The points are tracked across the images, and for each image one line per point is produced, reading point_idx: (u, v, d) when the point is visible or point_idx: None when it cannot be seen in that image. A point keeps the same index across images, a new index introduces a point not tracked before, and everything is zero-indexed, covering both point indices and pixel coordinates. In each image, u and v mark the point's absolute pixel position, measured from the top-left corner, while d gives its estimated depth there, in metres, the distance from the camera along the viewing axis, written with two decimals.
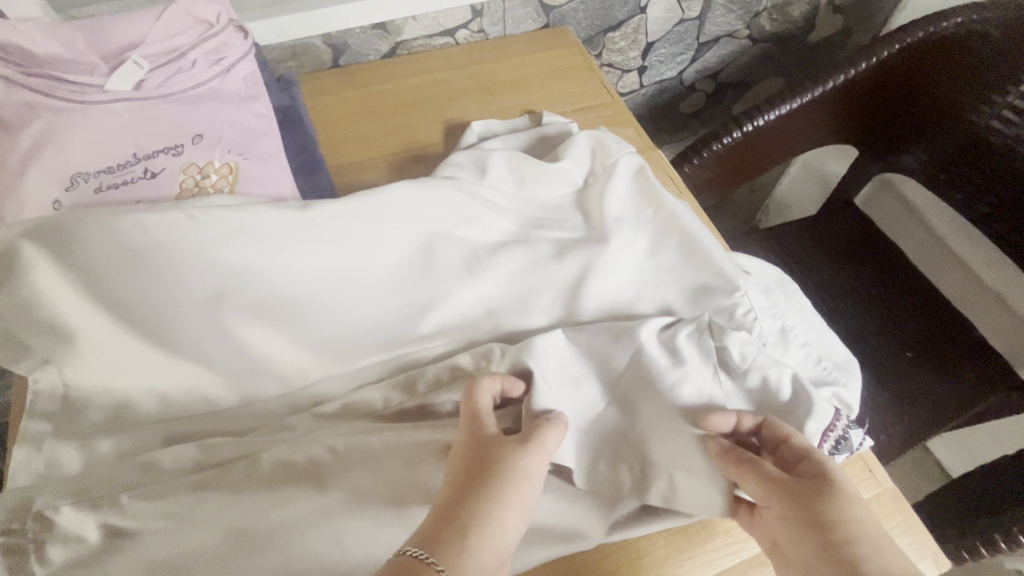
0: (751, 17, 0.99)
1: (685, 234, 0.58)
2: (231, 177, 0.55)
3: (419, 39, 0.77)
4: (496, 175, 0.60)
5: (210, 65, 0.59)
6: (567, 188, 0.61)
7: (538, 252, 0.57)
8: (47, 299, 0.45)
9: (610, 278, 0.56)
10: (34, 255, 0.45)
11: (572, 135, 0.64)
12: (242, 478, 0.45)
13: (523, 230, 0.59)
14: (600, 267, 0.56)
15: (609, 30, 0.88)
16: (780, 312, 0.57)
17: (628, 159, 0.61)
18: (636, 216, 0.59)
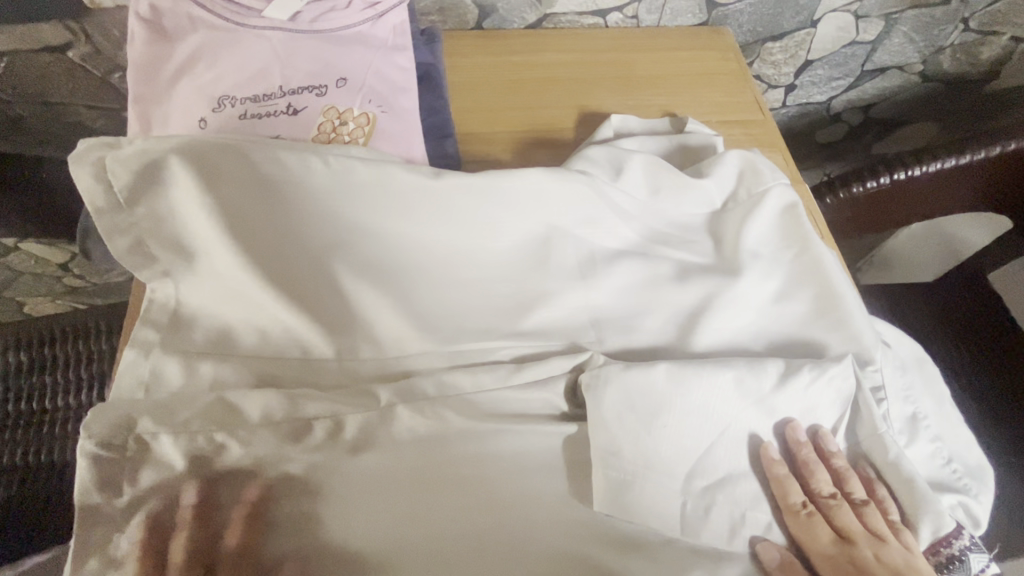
0: (932, 52, 0.88)
1: (826, 287, 0.52)
2: (367, 128, 0.53)
3: (569, 15, 0.73)
4: (631, 178, 0.56)
5: (365, 8, 0.57)
6: (702, 209, 0.56)
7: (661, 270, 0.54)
8: (186, 219, 0.47)
9: (733, 316, 0.52)
10: (177, 171, 0.46)
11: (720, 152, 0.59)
12: (325, 441, 0.44)
13: (646, 243, 0.55)
14: (724, 301, 0.52)
15: (770, 39, 0.80)
16: (914, 397, 0.51)
17: (777, 194, 0.55)
18: (773, 254, 0.54)
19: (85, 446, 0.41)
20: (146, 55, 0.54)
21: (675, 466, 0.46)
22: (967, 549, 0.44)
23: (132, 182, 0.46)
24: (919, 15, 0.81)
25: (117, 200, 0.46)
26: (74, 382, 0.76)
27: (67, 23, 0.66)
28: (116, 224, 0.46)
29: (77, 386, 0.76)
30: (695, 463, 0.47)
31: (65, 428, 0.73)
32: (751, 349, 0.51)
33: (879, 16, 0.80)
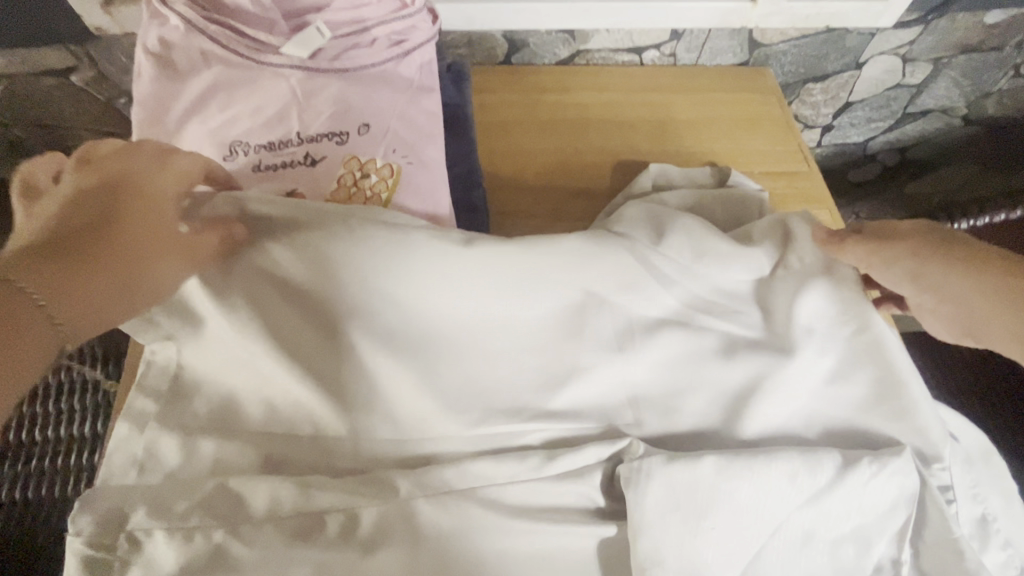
0: (979, 96, 0.84)
1: (888, 370, 0.47)
2: (391, 181, 0.49)
3: (603, 51, 0.69)
4: (674, 237, 0.50)
5: (390, 46, 0.53)
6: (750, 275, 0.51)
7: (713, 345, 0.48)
8: (192, 282, 0.43)
9: (786, 401, 0.47)
10: None
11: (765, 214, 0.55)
12: (337, 539, 0.39)
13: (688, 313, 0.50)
14: (777, 384, 0.47)
15: (811, 81, 0.76)
16: (982, 496, 0.46)
17: (845, 262, 0.50)
18: (836, 332, 0.48)
19: (74, 544, 0.38)
20: (153, 93, 0.50)
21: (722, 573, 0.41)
22: None
23: None
24: (970, 60, 0.77)
25: None
26: (65, 414, 0.67)
27: (70, 47, 0.62)
28: None
29: (68, 416, 0.67)
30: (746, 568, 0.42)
31: (61, 464, 0.66)
32: (805, 441, 0.47)
33: (928, 60, 0.76)
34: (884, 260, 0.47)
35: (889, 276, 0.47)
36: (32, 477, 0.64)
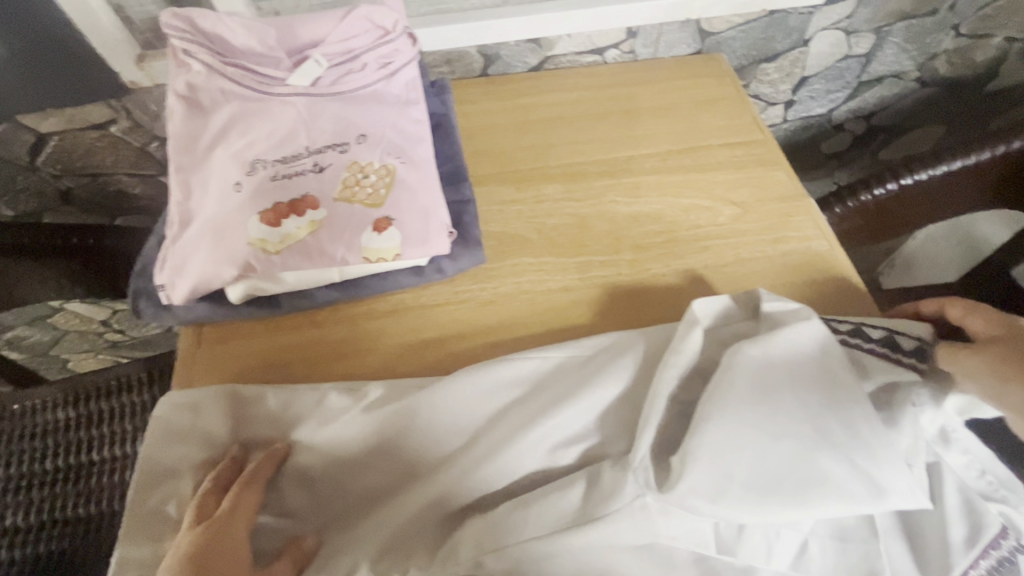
0: (926, 59, 0.90)
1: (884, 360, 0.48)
2: (388, 179, 0.56)
3: (569, 55, 0.77)
4: (750, 484, 0.42)
5: (378, 68, 0.62)
6: (831, 391, 0.45)
7: (792, 444, 0.43)
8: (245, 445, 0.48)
9: (797, 363, 0.46)
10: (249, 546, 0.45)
11: (869, 444, 0.43)
12: (368, 477, 0.48)
13: (756, 401, 0.44)
14: (789, 362, 0.46)
15: (765, 61, 0.83)
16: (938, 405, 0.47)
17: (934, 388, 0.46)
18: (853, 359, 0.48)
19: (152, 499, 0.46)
20: (184, 128, 0.58)
21: (711, 495, 0.41)
22: (1009, 559, 0.43)
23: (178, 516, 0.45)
24: (909, 26, 0.83)
25: (169, 437, 0.48)
26: (109, 437, 0.73)
27: (109, 102, 0.72)
28: (157, 505, 0.46)
29: (121, 437, 0.73)
30: (737, 490, 0.42)
31: (111, 479, 0.71)
32: (798, 363, 0.46)
33: (869, 31, 0.83)
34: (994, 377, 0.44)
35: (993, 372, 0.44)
36: (83, 496, 0.70)
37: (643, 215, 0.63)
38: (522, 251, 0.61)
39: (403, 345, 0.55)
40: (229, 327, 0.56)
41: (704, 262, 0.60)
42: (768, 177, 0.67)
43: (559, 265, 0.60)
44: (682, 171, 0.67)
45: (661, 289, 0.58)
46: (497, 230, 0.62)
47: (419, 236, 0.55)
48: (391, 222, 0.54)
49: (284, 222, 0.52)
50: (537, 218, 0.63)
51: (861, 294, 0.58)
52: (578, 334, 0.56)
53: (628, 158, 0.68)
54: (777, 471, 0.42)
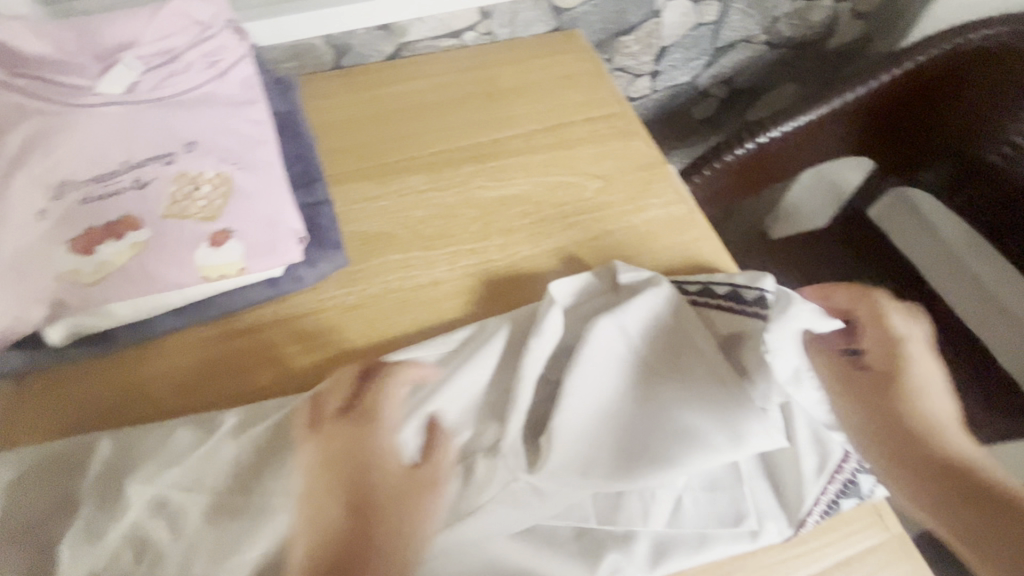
0: (770, 23, 0.96)
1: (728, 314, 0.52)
2: (224, 188, 0.51)
3: (425, 41, 0.75)
4: (614, 452, 0.44)
5: (206, 68, 0.57)
6: (679, 352, 0.49)
7: (644, 408, 0.46)
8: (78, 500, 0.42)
9: (647, 331, 0.50)
10: None
11: (722, 393, 0.46)
12: (221, 517, 0.41)
13: (611, 373, 0.48)
14: (640, 330, 0.49)
15: (622, 34, 0.85)
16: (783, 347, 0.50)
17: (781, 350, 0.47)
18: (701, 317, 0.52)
19: None
20: None
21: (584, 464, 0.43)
22: (855, 479, 0.46)
23: None
24: None
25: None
26: None
27: None
28: None
29: None
30: (607, 458, 0.44)
31: None
32: (648, 331, 0.50)
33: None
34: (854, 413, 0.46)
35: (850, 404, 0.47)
36: None
37: (510, 198, 0.63)
38: (389, 249, 0.59)
39: (266, 363, 0.52)
40: (61, 374, 0.50)
41: (572, 239, 0.60)
42: (629, 147, 0.68)
43: (428, 258, 0.58)
44: (547, 150, 0.67)
45: (533, 269, 0.58)
46: (361, 229, 0.60)
47: (265, 245, 0.51)
48: (230, 234, 0.50)
49: (99, 249, 0.46)
50: (402, 212, 0.61)
51: (719, 251, 0.61)
52: (452, 326, 0.54)
53: (493, 142, 0.67)
54: (640, 431, 0.45)
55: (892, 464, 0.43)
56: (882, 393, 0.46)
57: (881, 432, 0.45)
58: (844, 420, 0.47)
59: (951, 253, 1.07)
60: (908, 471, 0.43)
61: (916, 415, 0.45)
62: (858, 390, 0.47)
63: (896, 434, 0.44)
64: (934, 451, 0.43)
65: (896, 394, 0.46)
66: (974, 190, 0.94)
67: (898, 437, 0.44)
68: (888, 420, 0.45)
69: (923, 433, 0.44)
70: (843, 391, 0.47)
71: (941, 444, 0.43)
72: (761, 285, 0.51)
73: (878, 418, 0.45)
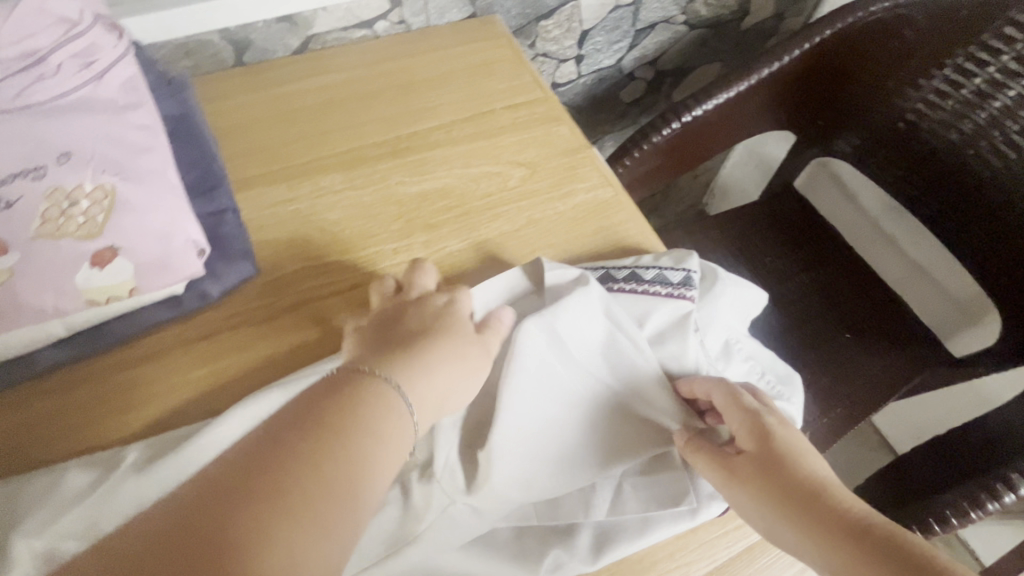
0: (687, 3, 0.96)
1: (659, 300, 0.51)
2: (107, 202, 0.47)
3: (334, 32, 0.71)
4: (553, 471, 0.43)
5: (78, 70, 0.51)
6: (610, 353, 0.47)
7: (578, 418, 0.45)
8: None
9: (579, 332, 0.47)
10: None
11: (652, 395, 0.46)
12: None
13: (543, 388, 0.45)
14: (571, 333, 0.47)
15: (541, 18, 0.84)
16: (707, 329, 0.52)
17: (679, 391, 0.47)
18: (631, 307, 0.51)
19: None
20: None
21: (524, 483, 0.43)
22: None
23: None
24: None
25: None
26: None
27: None
28: None
29: None
30: (545, 479, 0.43)
31: None
32: (580, 332, 0.47)
33: None
34: (757, 501, 0.40)
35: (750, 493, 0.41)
36: None
37: (432, 192, 0.60)
38: (305, 255, 0.55)
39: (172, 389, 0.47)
40: None
41: (499, 231, 0.59)
42: (553, 134, 0.67)
43: (349, 262, 0.55)
44: (468, 140, 0.65)
45: (459, 265, 0.56)
46: (274, 236, 0.56)
47: (159, 262, 0.47)
48: (116, 252, 0.45)
49: None
50: (317, 215, 0.57)
51: (647, 232, 0.60)
52: None
53: (411, 135, 0.65)
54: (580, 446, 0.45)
55: (809, 546, 0.39)
56: (767, 473, 0.41)
57: (794, 518, 0.39)
58: (743, 509, 0.41)
59: (870, 220, 1.12)
60: (835, 552, 0.38)
61: (802, 479, 0.40)
62: (745, 477, 0.41)
63: (802, 515, 0.39)
64: (852, 519, 0.38)
65: (782, 468, 0.41)
66: (885, 157, 0.99)
67: (818, 516, 0.39)
68: (784, 500, 0.40)
69: (822, 500, 0.39)
70: (730, 480, 0.42)
71: (828, 505, 0.39)
72: (687, 265, 0.52)
73: (785, 500, 0.40)
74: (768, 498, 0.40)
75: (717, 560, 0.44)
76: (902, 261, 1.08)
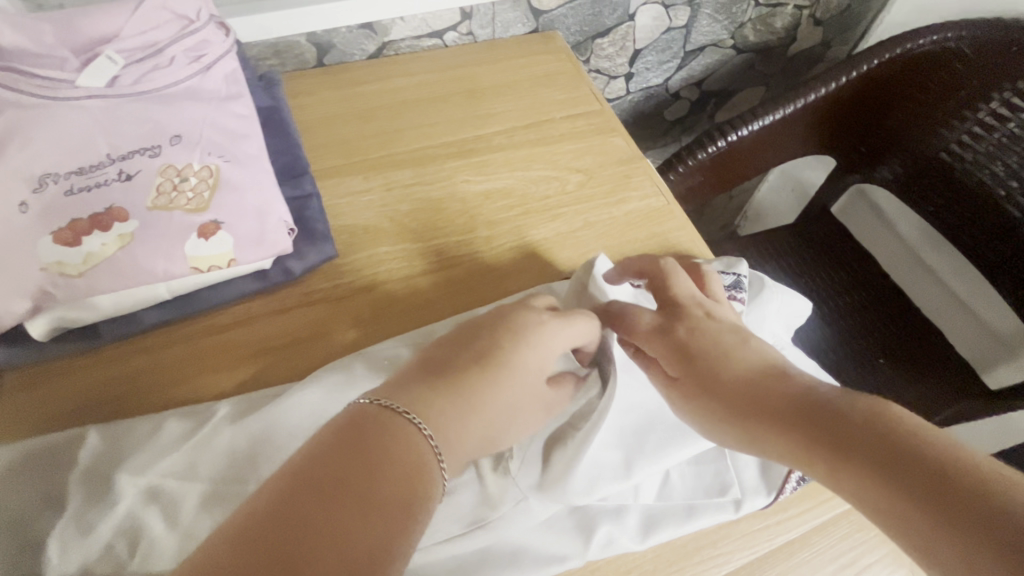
0: (736, 28, 1.00)
1: None
2: (212, 180, 0.52)
3: (407, 40, 0.76)
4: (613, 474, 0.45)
5: (189, 62, 0.56)
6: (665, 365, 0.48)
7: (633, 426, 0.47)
8: (70, 490, 0.41)
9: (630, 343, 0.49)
10: None
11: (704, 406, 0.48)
12: (221, 502, 0.42)
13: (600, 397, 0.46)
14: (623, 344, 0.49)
15: (598, 36, 0.88)
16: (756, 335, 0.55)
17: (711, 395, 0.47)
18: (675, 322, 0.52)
19: None
20: None
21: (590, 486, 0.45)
22: None
23: None
24: None
25: None
26: None
27: None
28: None
29: None
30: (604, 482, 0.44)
31: None
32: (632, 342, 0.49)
33: (684, 3, 0.90)
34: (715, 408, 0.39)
35: (701, 401, 0.39)
36: None
37: (495, 192, 0.64)
38: (377, 242, 0.59)
39: (257, 355, 0.52)
40: (39, 369, 0.49)
41: (556, 230, 0.62)
42: (608, 144, 0.71)
43: (418, 251, 0.59)
44: (529, 146, 0.69)
45: (518, 259, 0.60)
46: (350, 223, 0.60)
47: (254, 237, 0.52)
48: (219, 226, 0.50)
49: (86, 240, 0.46)
50: (388, 206, 0.62)
51: (697, 240, 0.63)
52: (441, 316, 0.55)
53: (476, 138, 0.69)
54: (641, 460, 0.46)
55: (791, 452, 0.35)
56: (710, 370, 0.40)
57: (754, 420, 0.37)
58: (700, 421, 0.40)
59: (909, 249, 1.13)
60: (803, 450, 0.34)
61: (752, 375, 0.38)
62: (689, 383, 0.40)
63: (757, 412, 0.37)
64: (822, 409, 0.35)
65: (729, 361, 0.40)
66: (925, 186, 1.00)
67: (780, 414, 0.36)
68: (736, 402, 0.38)
69: (778, 394, 0.37)
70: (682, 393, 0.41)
71: (793, 394, 0.36)
72: (737, 270, 0.55)
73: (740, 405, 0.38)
74: (717, 398, 0.39)
75: (758, 551, 0.47)
76: (940, 291, 1.08)
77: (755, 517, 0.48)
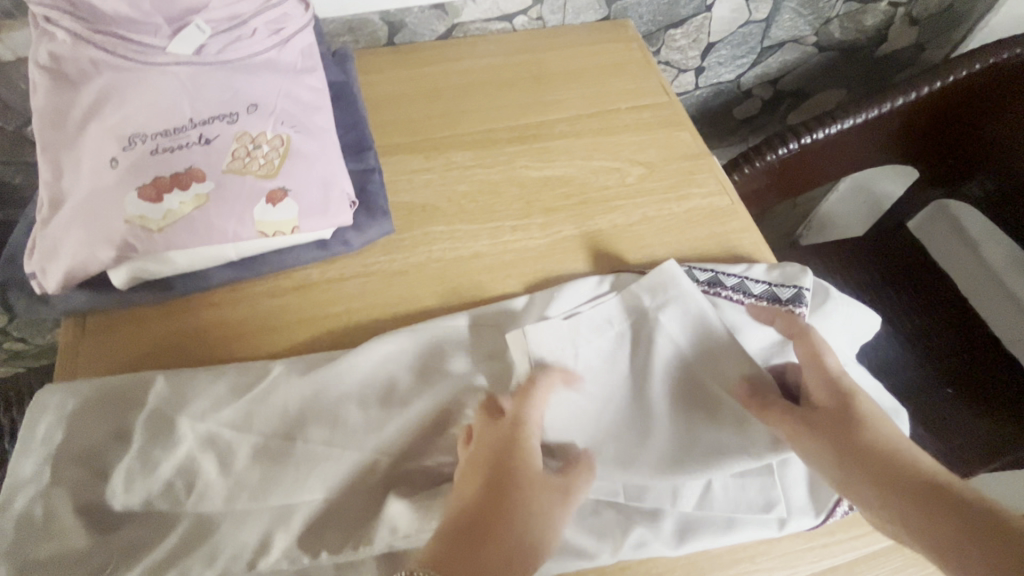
0: (821, 23, 0.94)
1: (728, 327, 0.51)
2: (282, 150, 0.53)
3: (476, 22, 0.76)
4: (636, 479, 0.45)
5: (270, 34, 0.57)
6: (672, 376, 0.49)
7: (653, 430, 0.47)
8: (135, 429, 0.44)
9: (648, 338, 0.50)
10: (138, 536, 0.41)
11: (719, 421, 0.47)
12: (271, 456, 0.44)
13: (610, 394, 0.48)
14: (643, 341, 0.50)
15: (671, 27, 0.85)
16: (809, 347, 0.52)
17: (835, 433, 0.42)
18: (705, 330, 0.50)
19: (26, 496, 0.42)
20: (50, 103, 0.50)
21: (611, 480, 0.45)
22: None
23: (54, 510, 0.41)
24: None
25: (46, 429, 0.44)
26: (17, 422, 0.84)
27: None
28: (35, 497, 0.42)
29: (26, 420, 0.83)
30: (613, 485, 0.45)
31: None
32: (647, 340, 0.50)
33: None
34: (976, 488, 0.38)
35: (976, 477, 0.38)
36: None
37: (553, 179, 0.64)
38: (432, 221, 0.60)
39: (310, 322, 0.54)
40: (119, 314, 0.53)
41: (613, 223, 0.61)
42: (674, 137, 0.68)
43: (470, 233, 0.60)
44: (591, 134, 0.68)
45: (572, 250, 0.59)
46: (407, 200, 0.61)
47: (318, 207, 0.53)
48: (286, 193, 0.52)
49: (166, 198, 0.49)
50: (446, 186, 0.63)
51: (759, 244, 0.60)
52: (489, 299, 0.56)
53: (537, 124, 0.68)
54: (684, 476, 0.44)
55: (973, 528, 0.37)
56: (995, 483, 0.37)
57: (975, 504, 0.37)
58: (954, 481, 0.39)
59: (994, 274, 1.04)
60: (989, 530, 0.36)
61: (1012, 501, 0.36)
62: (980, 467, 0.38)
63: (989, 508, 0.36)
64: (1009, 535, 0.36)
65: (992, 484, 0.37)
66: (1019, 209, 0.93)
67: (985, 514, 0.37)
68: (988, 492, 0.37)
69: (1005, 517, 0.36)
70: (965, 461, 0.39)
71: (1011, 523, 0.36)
72: (799, 281, 0.53)
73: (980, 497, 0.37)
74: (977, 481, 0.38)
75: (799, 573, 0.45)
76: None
77: (798, 536, 0.46)
